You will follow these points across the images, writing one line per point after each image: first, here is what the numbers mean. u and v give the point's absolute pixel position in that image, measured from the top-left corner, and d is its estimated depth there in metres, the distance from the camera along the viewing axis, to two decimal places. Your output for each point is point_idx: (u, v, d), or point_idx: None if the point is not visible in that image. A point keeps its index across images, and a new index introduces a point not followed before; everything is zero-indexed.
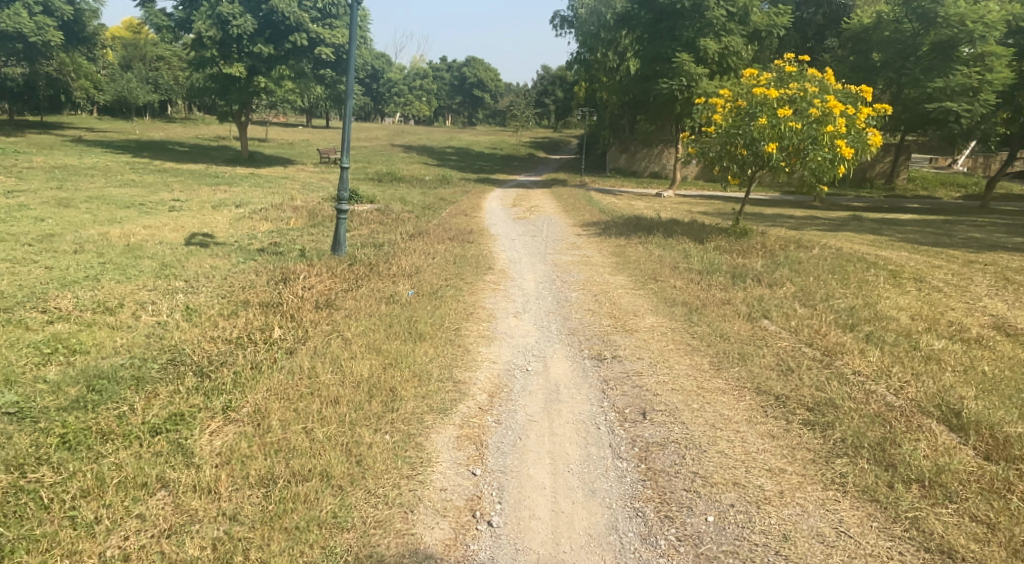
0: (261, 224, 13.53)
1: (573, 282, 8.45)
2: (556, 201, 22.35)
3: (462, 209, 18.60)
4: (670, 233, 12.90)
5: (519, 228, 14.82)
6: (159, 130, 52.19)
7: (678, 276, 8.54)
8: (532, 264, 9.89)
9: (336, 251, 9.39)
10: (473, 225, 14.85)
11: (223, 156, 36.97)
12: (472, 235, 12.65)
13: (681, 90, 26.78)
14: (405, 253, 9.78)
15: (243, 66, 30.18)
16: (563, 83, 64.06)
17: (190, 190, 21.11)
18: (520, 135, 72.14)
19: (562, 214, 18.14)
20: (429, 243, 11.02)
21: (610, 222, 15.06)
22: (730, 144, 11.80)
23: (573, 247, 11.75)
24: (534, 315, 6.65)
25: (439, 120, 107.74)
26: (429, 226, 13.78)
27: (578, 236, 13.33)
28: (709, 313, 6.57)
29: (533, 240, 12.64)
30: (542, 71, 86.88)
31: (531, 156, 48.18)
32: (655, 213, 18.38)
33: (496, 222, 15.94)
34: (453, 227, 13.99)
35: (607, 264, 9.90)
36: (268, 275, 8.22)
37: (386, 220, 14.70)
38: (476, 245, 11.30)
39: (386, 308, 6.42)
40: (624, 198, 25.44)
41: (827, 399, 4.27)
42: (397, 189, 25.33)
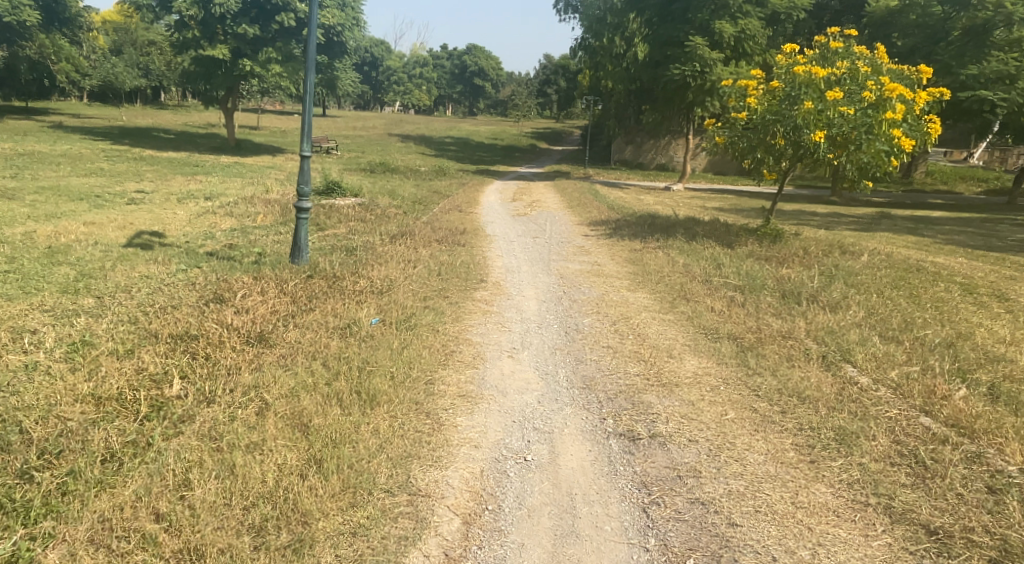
0: (225, 221, 11.87)
1: (581, 301, 6.84)
2: (559, 195, 20.73)
3: (456, 205, 16.93)
4: (692, 235, 11.26)
5: (518, 227, 13.21)
6: (147, 117, 50.38)
7: (713, 295, 6.91)
8: (532, 273, 8.27)
9: (295, 258, 7.72)
10: (466, 223, 13.19)
11: (209, 144, 35.23)
12: (461, 236, 10.96)
13: (694, 77, 25.08)
14: (379, 260, 8.13)
15: (227, 48, 28.47)
16: (566, 72, 62.11)
17: (162, 181, 19.41)
18: (521, 126, 70.39)
19: (565, 211, 16.49)
20: (411, 247, 9.37)
21: (620, 220, 13.38)
22: (765, 133, 10.16)
23: (581, 251, 10.12)
24: (535, 354, 5.04)
25: (439, 110, 105.58)
26: (416, 225, 12.12)
27: (583, 237, 11.73)
28: (768, 354, 4.96)
29: (533, 243, 11.02)
30: (545, 61, 84.74)
31: (532, 147, 46.35)
32: (669, 210, 16.73)
33: (493, 220, 14.32)
34: (443, 226, 12.33)
35: (622, 275, 8.27)
36: (202, 290, 6.57)
37: (368, 216, 13.06)
38: (467, 250, 9.67)
39: (337, 346, 4.79)
40: (632, 193, 23.80)
41: (1019, 548, 2.73)
42: (390, 181, 23.63)
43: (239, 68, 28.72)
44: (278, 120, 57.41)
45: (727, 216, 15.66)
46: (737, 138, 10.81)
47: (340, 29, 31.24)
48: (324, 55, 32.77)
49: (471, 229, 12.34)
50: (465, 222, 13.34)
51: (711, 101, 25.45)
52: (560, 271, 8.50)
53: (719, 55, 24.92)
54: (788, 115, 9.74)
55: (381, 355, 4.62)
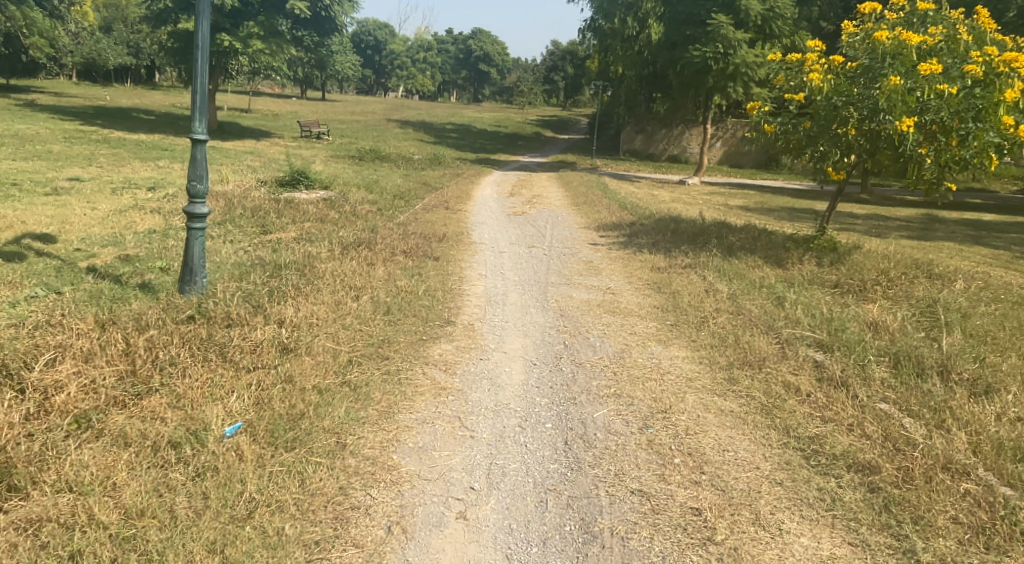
0: (148, 220, 9.60)
1: (591, 364, 4.54)
2: (563, 189, 18.45)
3: (442, 199, 14.68)
4: (729, 248, 8.96)
5: (513, 230, 10.93)
6: (134, 97, 48.06)
7: (790, 361, 4.59)
8: (521, 307, 6.00)
9: (185, 286, 5.48)
10: (449, 226, 10.88)
11: (190, 126, 32.87)
12: (434, 246, 8.68)
13: (716, 59, 22.63)
14: (304, 287, 5.81)
15: (203, 21, 26.15)
16: (573, 58, 59.54)
17: (114, 166, 17.18)
18: (527, 114, 67.90)
19: (569, 210, 14.18)
20: (364, 264, 7.10)
21: (635, 225, 11.05)
22: (831, 123, 7.83)
23: (587, 269, 7.86)
24: (509, 508, 2.79)
25: (443, 96, 102.75)
26: (385, 229, 9.83)
27: (590, 247, 9.49)
28: (943, 528, 2.68)
29: (529, 255, 8.77)
30: (553, 47, 82.16)
31: (537, 135, 43.92)
32: (689, 211, 14.43)
33: (485, 221, 12.11)
34: (420, 228, 10.07)
35: (647, 312, 5.95)
36: (11, 342, 4.34)
37: (330, 216, 10.82)
38: (440, 269, 7.39)
39: (130, 510, 2.56)
40: (644, 188, 21.48)
41: None
42: (376, 171, 21.37)
43: (216, 44, 26.43)
44: (272, 103, 54.96)
45: (760, 221, 13.31)
46: (790, 129, 8.47)
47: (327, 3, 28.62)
48: (312, 32, 30.43)
49: (453, 233, 10.07)
50: (449, 224, 11.10)
51: (734, 87, 23.04)
52: (559, 304, 6.20)
53: (743, 35, 22.45)
54: (865, 98, 7.42)
55: (206, 556, 2.37)
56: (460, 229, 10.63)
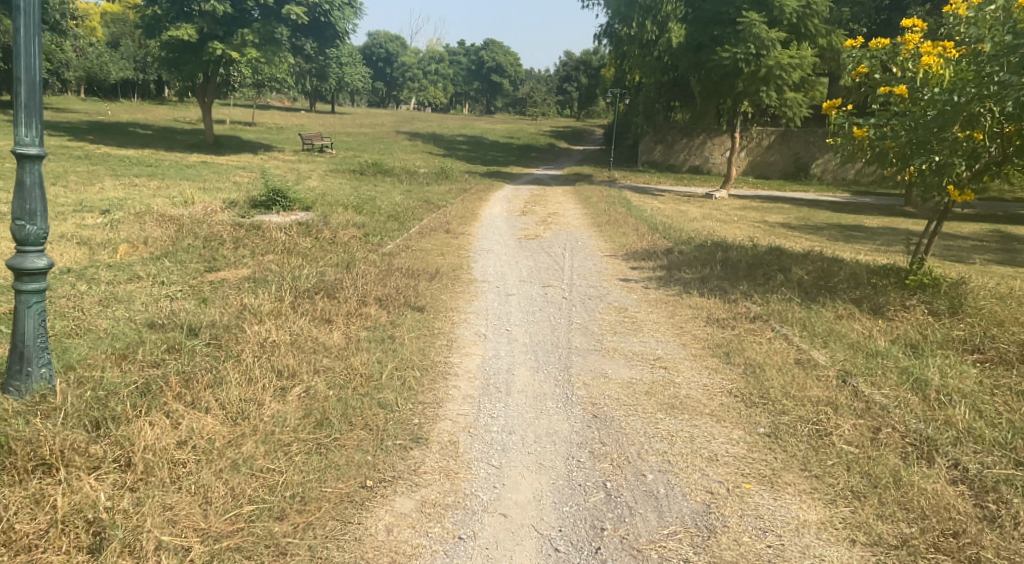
0: (69, 252, 7.76)
1: (655, 547, 2.61)
2: (581, 205, 16.55)
3: (442, 220, 12.81)
4: (800, 288, 6.95)
5: (524, 262, 8.96)
6: (137, 112, 46.91)
7: (1010, 547, 2.59)
8: (532, 400, 4.02)
9: (13, 386, 3.53)
10: (444, 257, 8.91)
11: (187, 140, 31.37)
12: (419, 289, 6.71)
13: (746, 61, 20.63)
14: (193, 376, 3.84)
15: (195, 29, 24.68)
16: (587, 67, 57.67)
17: (81, 185, 15.48)
18: (540, 125, 66.33)
19: (590, 231, 12.25)
20: (317, 325, 5.14)
21: (673, 255, 9.05)
22: (945, 126, 5.86)
23: (620, 323, 5.85)
24: None
25: (455, 108, 101.26)
26: (364, 263, 7.92)
27: (619, 286, 7.52)
28: None
29: (544, 298, 6.80)
30: (566, 57, 80.57)
31: (550, 146, 42.08)
32: (728, 231, 12.44)
33: (491, 248, 10.19)
34: (408, 263, 8.13)
35: (721, 406, 3.94)
36: None
37: (301, 244, 8.96)
38: (422, 328, 5.40)
39: None
40: (669, 202, 19.49)
41: None
42: (375, 187, 19.61)
43: (208, 52, 24.94)
44: (279, 117, 53.66)
45: (816, 244, 11.27)
46: (883, 135, 6.47)
47: (326, 8, 26.91)
48: (312, 40, 28.93)
49: (447, 267, 8.09)
50: (445, 255, 9.14)
51: (767, 92, 21.02)
52: (588, 390, 4.21)
53: (777, 34, 20.43)
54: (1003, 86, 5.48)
55: None
56: (457, 261, 8.66)
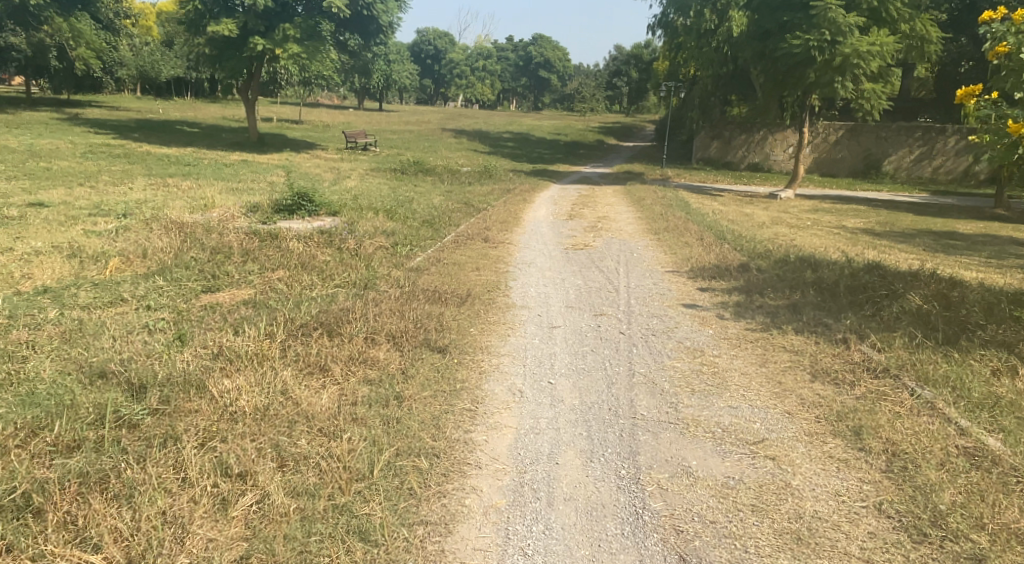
0: (56, 267, 6.83)
1: None
2: (634, 207, 15.19)
3: (481, 226, 11.67)
4: (925, 325, 5.53)
5: (572, 280, 7.70)
6: (188, 110, 47.19)
7: None
8: (585, 517, 2.85)
9: None
10: (477, 276, 7.72)
11: (231, 138, 30.99)
12: (443, 319, 5.54)
13: (820, 49, 18.87)
14: (108, 487, 2.77)
15: (236, 24, 24.11)
16: (638, 61, 55.91)
17: (109, 185, 14.80)
18: (589, 121, 64.77)
19: (646, 239, 10.92)
20: (306, 380, 4.00)
21: (750, 275, 7.66)
22: None
23: (697, 373, 4.55)
24: None
25: (502, 104, 100.41)
26: (385, 283, 6.82)
27: (688, 315, 6.20)
28: None
29: (597, 333, 5.54)
30: (616, 51, 78.80)
31: (600, 143, 40.50)
32: (806, 242, 10.93)
33: (533, 262, 8.98)
34: (436, 283, 6.98)
35: (867, 544, 2.71)
36: None
37: (320, 256, 7.92)
38: (442, 379, 4.22)
39: None
40: (731, 204, 17.93)
41: None
42: (415, 188, 18.60)
43: (250, 48, 24.33)
44: (326, 114, 53.47)
45: (912, 258, 9.72)
46: None
47: (370, 1, 26.02)
48: (356, 35, 28.18)
49: (480, 289, 6.91)
50: (479, 272, 7.97)
51: (842, 83, 19.20)
52: (665, 500, 2.99)
53: (855, 19, 18.61)
54: None
55: None
56: (492, 281, 7.47)
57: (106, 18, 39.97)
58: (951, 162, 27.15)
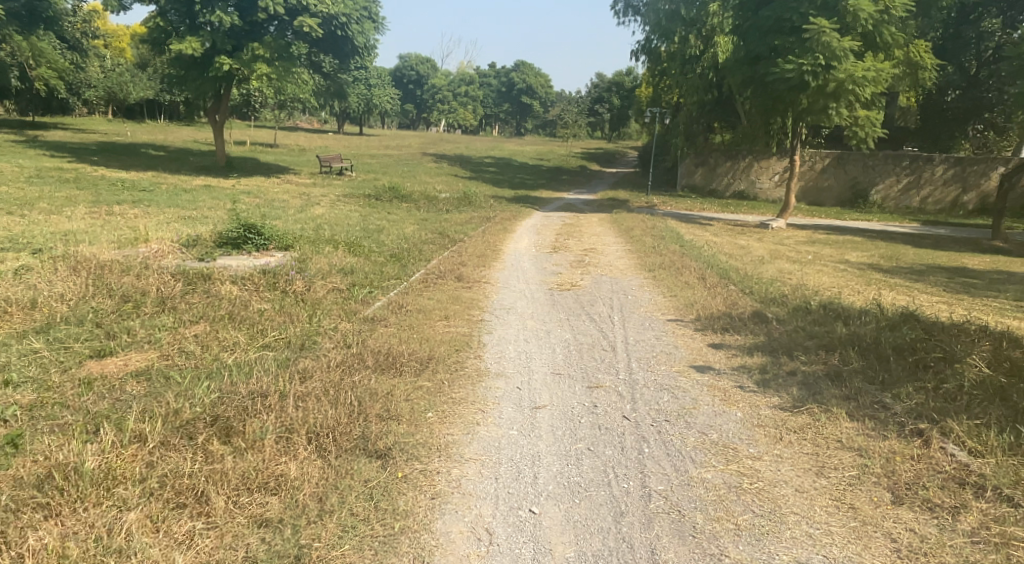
0: None
1: None
2: (623, 238, 14.06)
3: (455, 262, 10.38)
4: (1012, 408, 4.29)
5: (559, 334, 6.40)
6: (159, 133, 45.62)
7: None
8: None
9: None
10: (443, 328, 6.41)
11: (199, 162, 29.57)
12: (387, 400, 4.21)
13: (814, 74, 17.99)
14: None
15: (201, 43, 22.87)
16: (621, 87, 55.35)
17: (43, 213, 13.31)
18: (571, 147, 64.24)
19: (638, 278, 9.73)
20: (175, 539, 2.72)
21: (770, 329, 6.44)
22: None
23: (735, 493, 3.33)
24: None
25: (485, 130, 99.97)
26: (328, 344, 5.52)
27: (705, 386, 4.94)
28: None
29: (594, 417, 4.24)
30: (598, 78, 78.60)
31: (583, 169, 39.57)
32: (815, 282, 9.83)
33: (513, 307, 7.69)
34: (389, 340, 5.66)
35: None
36: None
37: (256, 306, 6.60)
38: (378, 516, 2.96)
39: None
40: (723, 236, 16.91)
41: None
42: (387, 216, 17.33)
43: (215, 68, 23.08)
44: (303, 138, 52.17)
45: (936, 303, 8.56)
46: None
47: (343, 20, 24.88)
48: (330, 57, 27.06)
49: (442, 347, 5.59)
50: (444, 324, 6.64)
51: (836, 108, 18.56)
52: None
53: (850, 43, 17.77)
54: None
55: None
56: (460, 335, 6.15)
57: (73, 37, 38.48)
58: (939, 192, 26.37)
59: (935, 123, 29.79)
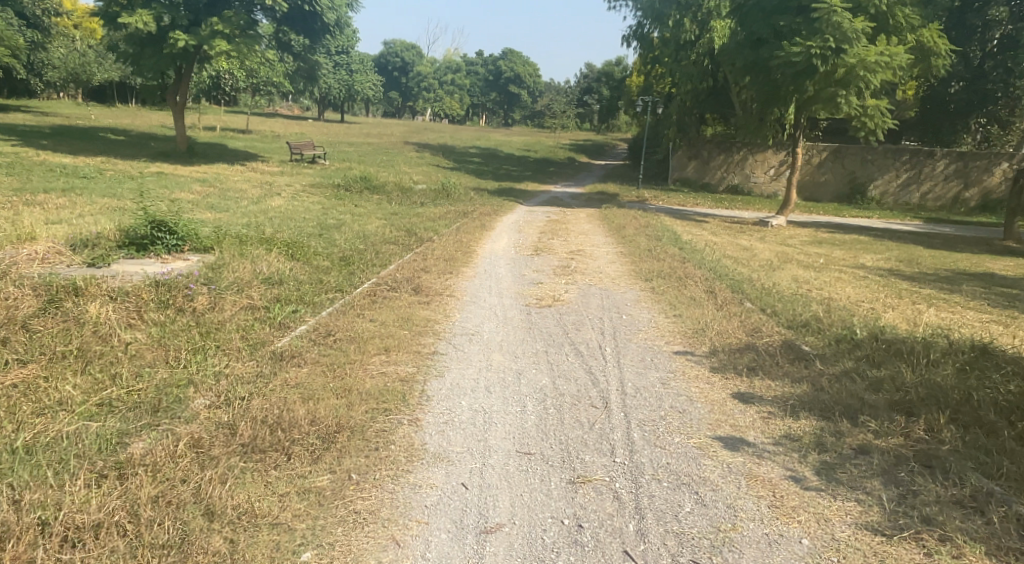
0: None
1: None
2: (614, 239, 12.45)
3: (415, 268, 8.70)
4: None
5: (534, 378, 4.76)
6: (125, 117, 43.28)
7: None
8: None
9: None
10: (374, 373, 4.73)
11: (159, 147, 27.55)
12: (236, 552, 2.55)
13: (823, 57, 16.40)
14: None
15: (153, 15, 20.87)
16: (611, 78, 53.66)
17: None
18: (560, 139, 62.51)
19: (633, 289, 8.12)
20: None
21: (814, 372, 4.83)
22: None
23: None
24: None
25: (471, 120, 97.96)
26: (199, 406, 3.84)
27: (743, 478, 3.33)
28: None
29: (578, 556, 2.67)
30: (587, 69, 76.66)
31: (570, 160, 37.93)
32: (841, 296, 8.29)
33: (478, 334, 6.02)
34: (288, 397, 3.98)
35: None
36: None
37: (126, 335, 4.89)
38: None
39: None
40: (722, 235, 15.36)
41: None
42: (353, 210, 15.63)
43: (169, 43, 21.10)
44: (280, 125, 49.97)
45: (993, 328, 6.98)
46: None
47: None
48: (300, 36, 25.14)
49: (358, 408, 3.93)
50: (378, 362, 4.97)
51: (846, 97, 16.93)
52: None
53: (863, 24, 16.19)
54: None
55: None
56: (392, 384, 4.48)
57: (31, 14, 36.05)
58: (939, 188, 24.89)
59: (935, 116, 28.32)
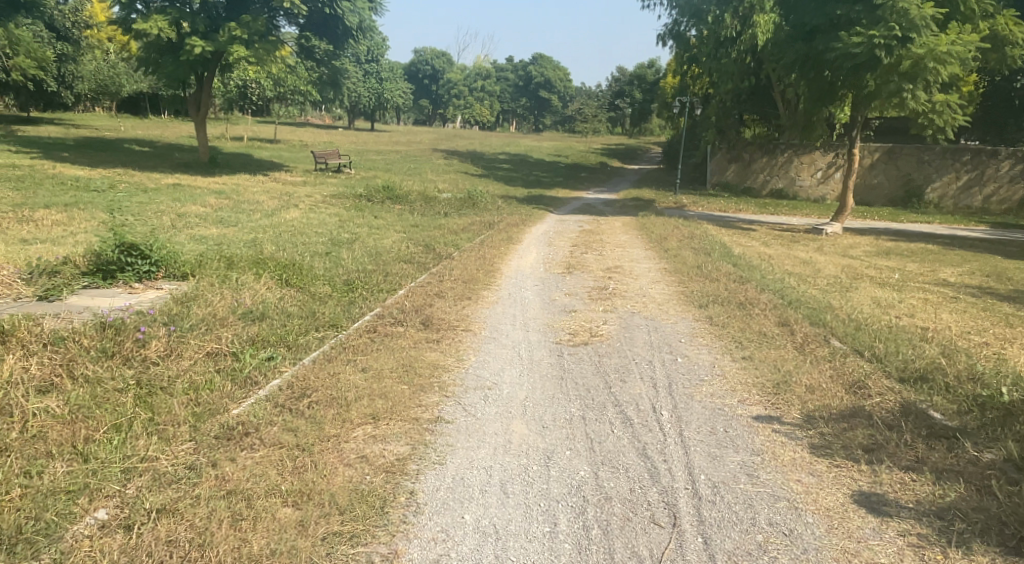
0: None
1: None
2: (656, 253, 11.09)
3: (429, 293, 7.47)
4: None
5: (568, 465, 3.47)
6: (155, 128, 43.14)
7: None
8: None
9: None
10: (349, 460, 3.51)
11: (181, 158, 26.96)
12: None
13: (887, 48, 14.79)
14: None
15: (169, 21, 20.16)
16: (643, 81, 52.06)
17: None
18: (591, 144, 61.04)
19: (685, 319, 6.76)
20: None
21: (965, 467, 3.46)
22: None
23: None
24: None
25: (502, 126, 96.96)
26: (85, 533, 2.66)
27: None
28: None
29: None
30: (619, 73, 74.99)
31: (603, 166, 36.51)
32: (938, 327, 6.81)
33: (495, 388, 4.74)
34: (219, 519, 2.79)
35: None
36: None
37: (30, 404, 3.71)
38: None
39: None
40: (775, 246, 13.85)
41: None
42: (371, 222, 14.53)
43: (186, 50, 20.38)
44: (309, 134, 49.50)
45: None
46: None
47: None
48: (322, 40, 24.29)
49: (311, 535, 2.73)
50: (360, 439, 3.75)
51: (912, 92, 15.27)
52: None
53: (932, 10, 14.55)
54: None
55: None
56: (369, 483, 3.26)
57: (63, 26, 36.03)
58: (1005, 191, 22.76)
59: (1000, 112, 26.11)
